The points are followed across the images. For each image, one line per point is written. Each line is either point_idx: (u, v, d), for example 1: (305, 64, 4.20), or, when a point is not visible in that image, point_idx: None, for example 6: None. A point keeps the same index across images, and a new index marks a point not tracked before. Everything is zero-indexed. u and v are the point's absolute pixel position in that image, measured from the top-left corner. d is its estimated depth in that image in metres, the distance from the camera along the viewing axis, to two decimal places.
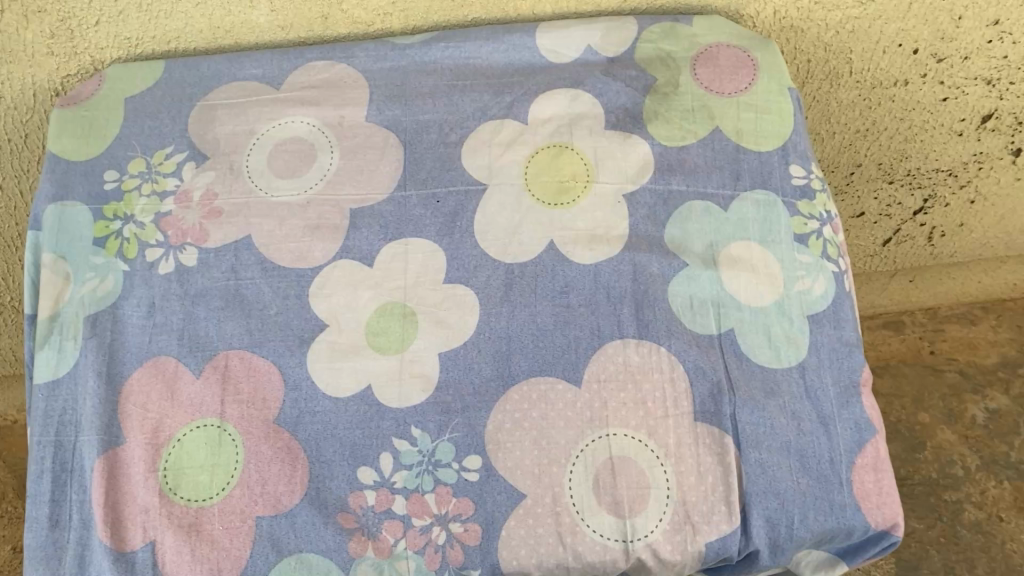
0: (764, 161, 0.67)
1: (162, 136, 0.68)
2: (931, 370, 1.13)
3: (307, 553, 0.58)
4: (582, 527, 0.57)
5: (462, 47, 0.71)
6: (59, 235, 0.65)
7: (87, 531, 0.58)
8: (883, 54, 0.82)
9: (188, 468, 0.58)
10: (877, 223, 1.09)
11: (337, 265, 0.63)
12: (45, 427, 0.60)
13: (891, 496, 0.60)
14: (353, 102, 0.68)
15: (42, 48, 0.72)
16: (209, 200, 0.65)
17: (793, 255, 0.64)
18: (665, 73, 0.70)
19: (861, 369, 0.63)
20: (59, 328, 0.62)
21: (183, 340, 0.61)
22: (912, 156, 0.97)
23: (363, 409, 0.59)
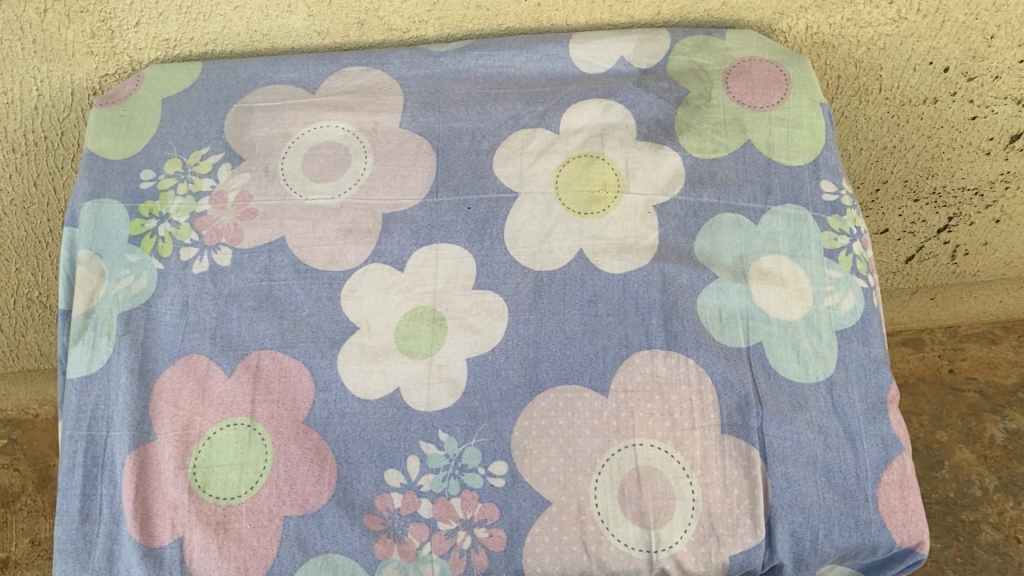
0: (795, 175, 0.67)
1: (199, 136, 0.68)
2: (951, 390, 1.12)
3: (333, 555, 0.58)
4: (606, 536, 0.58)
5: (496, 56, 0.72)
6: (95, 232, 0.65)
7: (116, 526, 0.59)
8: (914, 71, 0.82)
9: (217, 466, 0.59)
10: (900, 240, 1.08)
11: (368, 268, 0.64)
12: (77, 421, 0.61)
13: (917, 514, 0.60)
14: (387, 108, 0.69)
15: (82, 48, 0.73)
16: (244, 201, 0.66)
17: (823, 270, 0.64)
18: (698, 85, 0.70)
19: (889, 386, 0.63)
20: (94, 324, 0.63)
21: (215, 339, 0.62)
22: (939, 175, 0.97)
23: (392, 412, 0.60)
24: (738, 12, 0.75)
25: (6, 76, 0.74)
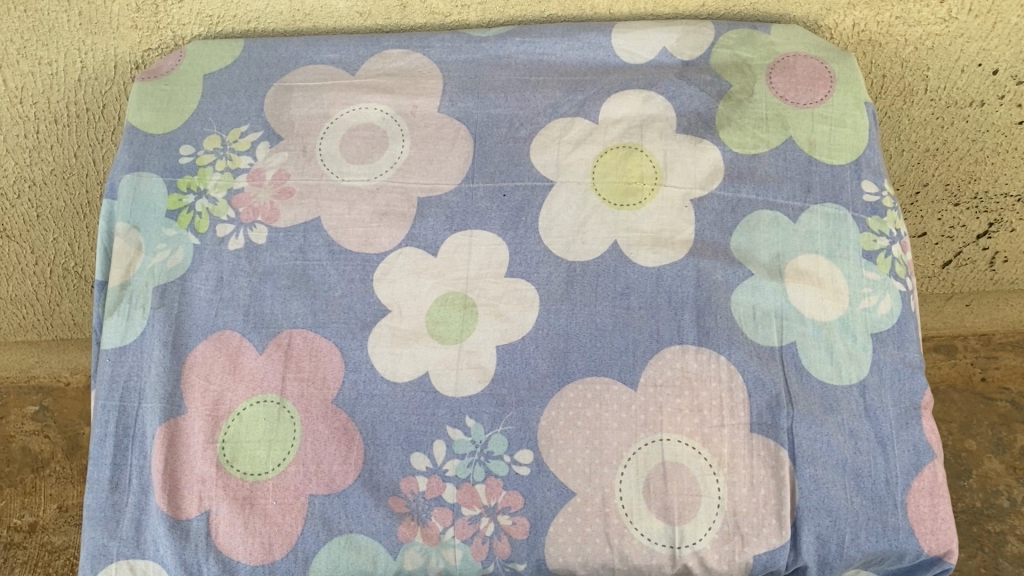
0: (836, 174, 0.66)
1: (238, 113, 0.69)
2: (983, 399, 1.10)
3: (357, 535, 0.58)
4: (630, 529, 0.57)
5: (538, 42, 0.71)
6: (133, 205, 0.66)
7: (145, 496, 0.60)
8: (962, 72, 0.80)
9: (246, 442, 0.59)
10: (938, 245, 1.06)
11: (402, 252, 0.64)
12: (110, 392, 0.62)
13: (947, 522, 0.59)
14: (426, 92, 0.69)
15: (127, 22, 0.73)
16: (281, 179, 0.66)
17: (860, 272, 0.63)
18: (741, 80, 0.69)
19: (923, 391, 0.62)
20: (129, 297, 0.64)
21: (248, 316, 0.62)
22: (982, 179, 0.95)
23: (420, 397, 0.60)
24: (784, 7, 0.74)
25: (52, 47, 0.75)
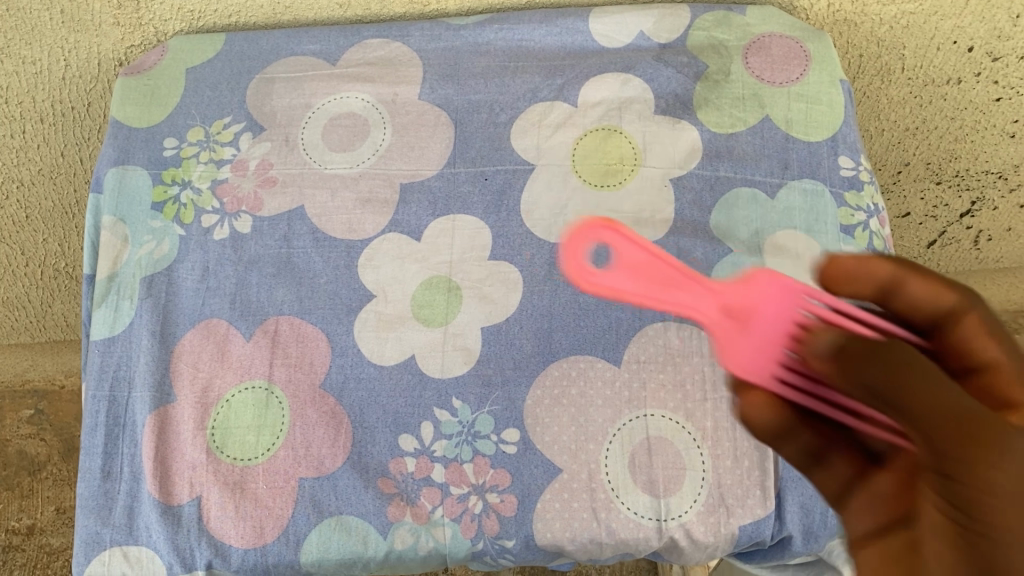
0: (813, 151, 0.67)
1: (221, 106, 0.69)
2: None
3: (347, 516, 0.59)
4: (617, 503, 0.58)
5: (516, 29, 0.72)
6: (119, 198, 0.67)
7: (136, 484, 0.60)
8: (937, 50, 0.80)
9: (235, 428, 0.60)
10: (922, 224, 1.00)
11: (385, 238, 0.64)
12: (100, 382, 0.63)
13: None
14: (407, 80, 0.70)
15: (109, 18, 0.74)
16: (264, 169, 0.67)
17: (839, 246, 0.64)
18: (717, 61, 0.70)
19: None
20: (117, 288, 0.64)
21: (234, 305, 0.63)
22: (962, 157, 0.91)
23: (407, 378, 0.61)
24: None
25: (35, 46, 0.75)
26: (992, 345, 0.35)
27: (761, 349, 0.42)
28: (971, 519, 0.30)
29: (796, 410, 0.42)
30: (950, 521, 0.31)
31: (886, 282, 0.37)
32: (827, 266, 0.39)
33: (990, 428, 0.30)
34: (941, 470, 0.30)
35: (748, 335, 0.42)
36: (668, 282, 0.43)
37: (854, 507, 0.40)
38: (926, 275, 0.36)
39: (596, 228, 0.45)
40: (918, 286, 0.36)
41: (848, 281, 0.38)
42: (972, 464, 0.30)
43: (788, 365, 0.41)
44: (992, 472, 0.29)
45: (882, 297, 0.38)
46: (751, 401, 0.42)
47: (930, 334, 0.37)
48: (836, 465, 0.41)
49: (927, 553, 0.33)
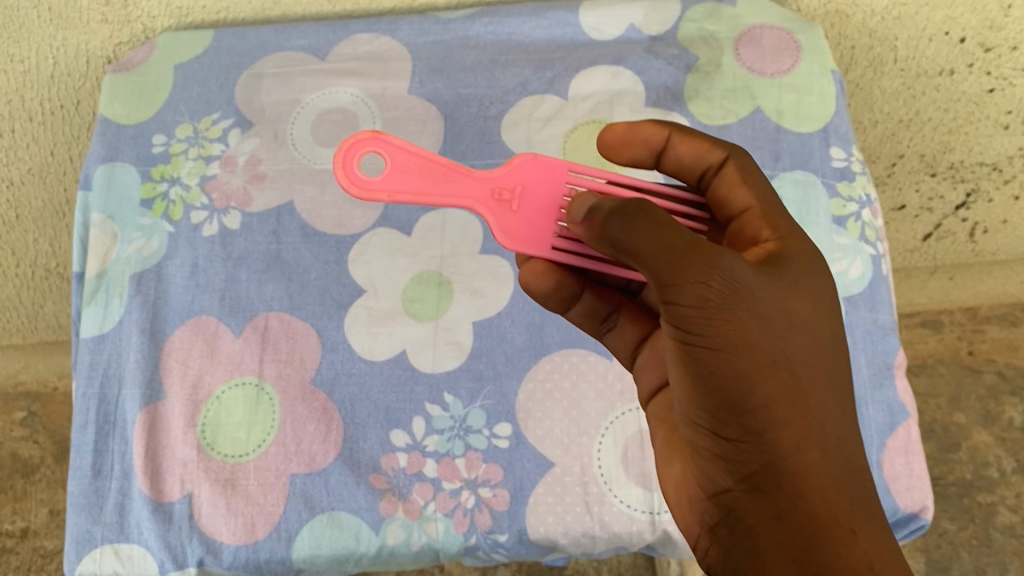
0: (805, 142, 0.67)
1: (210, 102, 0.69)
2: (969, 371, 1.03)
3: (339, 512, 0.58)
4: (609, 497, 0.58)
5: (506, 22, 0.71)
6: (107, 196, 0.66)
7: (127, 481, 0.60)
8: (929, 42, 0.79)
9: (226, 425, 0.60)
10: (918, 217, 0.97)
11: (376, 233, 0.64)
12: (90, 379, 0.62)
13: (922, 481, 0.60)
14: (396, 74, 0.69)
15: (97, 16, 0.73)
16: (253, 165, 0.66)
17: (831, 237, 0.64)
18: (708, 52, 0.69)
19: (895, 352, 0.63)
20: (106, 286, 0.64)
21: (224, 301, 0.63)
22: (956, 149, 0.88)
23: (397, 373, 0.61)
24: None
25: (23, 44, 0.74)
26: (747, 196, 0.46)
27: (522, 219, 0.47)
28: (691, 332, 0.38)
29: (589, 282, 0.52)
30: (677, 339, 0.38)
31: (654, 144, 0.50)
32: (607, 138, 0.52)
33: (702, 255, 0.37)
34: (663, 295, 0.37)
35: (516, 215, 0.47)
36: (440, 177, 0.46)
37: (642, 363, 0.52)
38: (691, 137, 0.49)
39: (366, 143, 0.45)
40: (682, 144, 0.49)
41: (630, 145, 0.51)
42: (686, 285, 0.37)
43: (559, 235, 0.47)
44: (700, 289, 0.37)
45: (656, 156, 0.51)
46: (530, 267, 0.50)
47: (699, 183, 0.50)
48: (624, 327, 0.53)
49: (671, 369, 0.40)
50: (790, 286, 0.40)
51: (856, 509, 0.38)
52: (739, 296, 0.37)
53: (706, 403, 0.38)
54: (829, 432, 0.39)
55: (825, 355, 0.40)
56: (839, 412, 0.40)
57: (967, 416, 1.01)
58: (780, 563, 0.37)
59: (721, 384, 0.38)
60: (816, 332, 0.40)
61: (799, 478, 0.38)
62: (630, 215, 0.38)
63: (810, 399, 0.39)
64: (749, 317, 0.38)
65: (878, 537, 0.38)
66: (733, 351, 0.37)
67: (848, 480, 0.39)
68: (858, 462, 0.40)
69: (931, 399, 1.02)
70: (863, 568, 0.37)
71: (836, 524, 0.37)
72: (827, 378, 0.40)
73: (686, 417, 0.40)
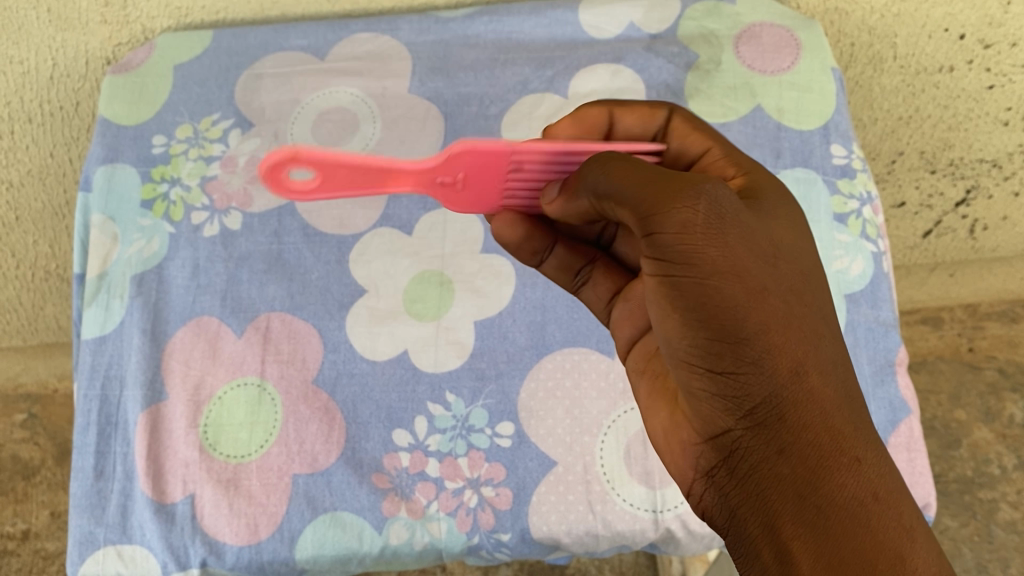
0: (805, 140, 0.67)
1: (209, 102, 0.69)
2: (969, 368, 1.03)
3: (341, 512, 0.58)
4: (612, 495, 0.58)
5: (506, 21, 0.71)
6: (108, 197, 0.66)
7: (129, 482, 0.60)
8: (929, 38, 0.79)
9: (229, 425, 0.60)
10: (917, 215, 0.97)
11: (377, 233, 0.64)
12: (91, 380, 0.62)
13: (924, 476, 0.60)
14: (396, 74, 0.69)
15: (96, 16, 0.73)
16: (254, 165, 0.67)
17: (832, 234, 0.64)
18: (708, 50, 0.69)
19: (897, 349, 0.63)
20: (107, 287, 0.64)
21: (225, 301, 0.63)
22: (956, 145, 0.89)
23: (399, 373, 0.61)
24: None
25: (23, 46, 0.73)
26: (702, 140, 0.49)
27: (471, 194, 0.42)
28: (678, 263, 0.37)
29: (561, 237, 0.53)
30: (665, 273, 0.38)
31: (599, 125, 0.51)
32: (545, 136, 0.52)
33: (684, 187, 0.37)
34: (647, 229, 0.38)
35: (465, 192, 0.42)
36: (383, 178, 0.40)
37: (617, 317, 0.51)
38: (632, 107, 0.51)
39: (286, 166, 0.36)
40: (627, 116, 0.51)
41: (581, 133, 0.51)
42: (670, 214, 0.37)
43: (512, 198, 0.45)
44: (686, 217, 0.37)
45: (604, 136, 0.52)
46: (499, 221, 0.49)
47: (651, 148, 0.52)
48: (598, 281, 0.53)
49: (654, 309, 0.39)
50: (767, 219, 0.41)
51: (859, 436, 0.37)
52: (726, 223, 0.37)
53: (699, 339, 0.37)
54: (825, 358, 0.38)
55: (809, 282, 0.40)
56: (831, 338, 0.39)
57: (968, 412, 1.01)
58: (785, 500, 0.36)
59: (719, 314, 0.37)
60: (799, 260, 0.40)
61: (801, 408, 0.37)
62: (607, 163, 0.40)
63: (804, 323, 0.38)
64: (738, 245, 0.37)
65: (880, 464, 0.37)
66: (725, 281, 0.37)
67: (848, 407, 0.38)
68: (854, 390, 0.39)
69: (931, 395, 1.02)
70: (868, 496, 0.36)
71: (841, 452, 0.37)
72: (814, 304, 0.39)
73: (675, 358, 0.39)
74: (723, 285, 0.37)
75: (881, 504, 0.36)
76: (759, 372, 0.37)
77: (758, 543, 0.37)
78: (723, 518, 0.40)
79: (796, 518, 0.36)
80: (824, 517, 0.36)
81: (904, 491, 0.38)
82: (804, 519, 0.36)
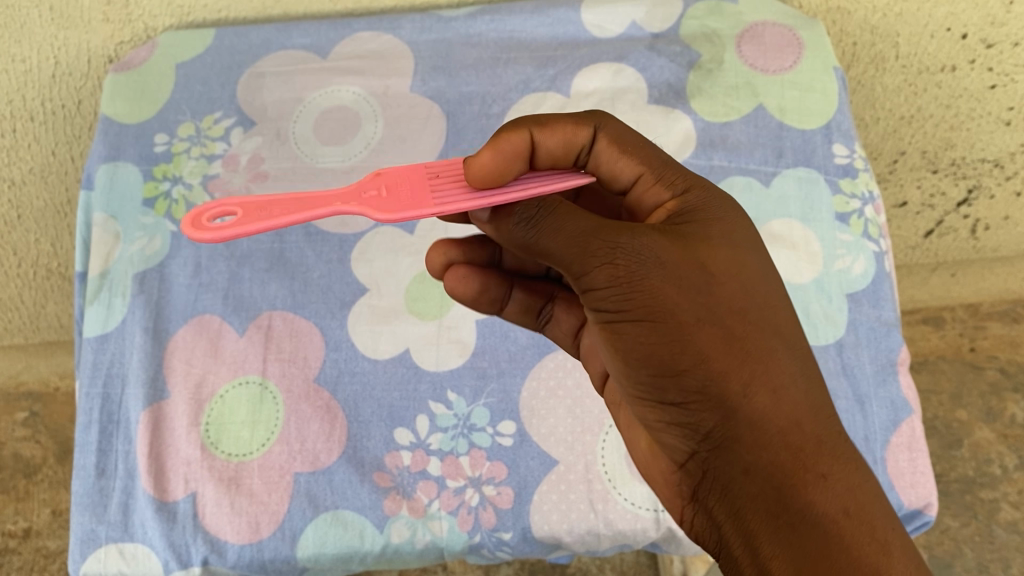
0: (807, 139, 0.67)
1: (212, 101, 0.69)
2: (971, 368, 1.03)
3: (342, 511, 0.58)
4: (613, 494, 0.58)
5: (508, 20, 0.71)
6: (110, 195, 0.66)
7: (131, 481, 0.60)
8: (931, 38, 0.79)
9: (231, 423, 0.60)
10: (919, 214, 0.97)
11: (379, 231, 0.65)
12: (93, 379, 0.62)
13: (926, 476, 0.60)
14: (398, 73, 0.69)
15: (98, 14, 0.73)
16: (256, 164, 0.67)
17: (833, 234, 0.64)
18: (710, 49, 0.69)
19: (899, 349, 0.63)
20: (109, 285, 0.64)
21: (227, 300, 0.63)
22: (958, 145, 0.88)
23: (401, 372, 0.61)
24: None
25: (25, 44, 0.74)
26: (633, 164, 0.46)
27: (401, 195, 0.41)
28: (613, 312, 0.39)
29: (518, 281, 0.57)
30: (607, 321, 0.39)
31: (525, 150, 0.43)
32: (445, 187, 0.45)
33: (605, 237, 0.38)
34: (581, 284, 0.39)
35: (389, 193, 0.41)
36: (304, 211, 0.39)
37: (586, 349, 0.53)
38: (553, 127, 0.45)
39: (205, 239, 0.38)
40: (548, 138, 0.45)
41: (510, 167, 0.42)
42: (595, 268, 0.38)
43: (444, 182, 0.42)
44: (608, 270, 0.38)
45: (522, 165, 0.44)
46: (452, 275, 0.55)
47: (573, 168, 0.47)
48: (561, 317, 0.56)
49: (607, 351, 0.41)
50: (700, 242, 0.40)
51: (824, 451, 0.37)
52: (648, 266, 0.38)
53: (644, 379, 0.39)
54: (780, 376, 0.38)
55: (755, 298, 0.40)
56: (785, 351, 0.39)
57: (969, 412, 1.01)
58: (758, 519, 0.37)
59: (658, 355, 0.38)
60: (738, 279, 0.40)
61: (758, 430, 0.37)
62: (533, 218, 0.40)
63: (749, 346, 0.38)
64: (664, 284, 0.38)
65: (851, 476, 0.37)
66: (657, 321, 0.38)
67: (810, 420, 0.38)
68: (818, 401, 0.39)
69: (933, 395, 1.02)
70: (840, 512, 0.36)
71: (805, 470, 0.37)
72: (762, 320, 0.39)
73: (631, 399, 0.41)
74: (656, 328, 0.38)
75: (853, 519, 0.36)
76: (706, 406, 0.38)
77: (741, 564, 0.38)
78: (702, 540, 0.41)
79: (772, 538, 0.36)
80: (798, 535, 0.36)
81: (880, 502, 0.37)
82: (779, 539, 0.36)
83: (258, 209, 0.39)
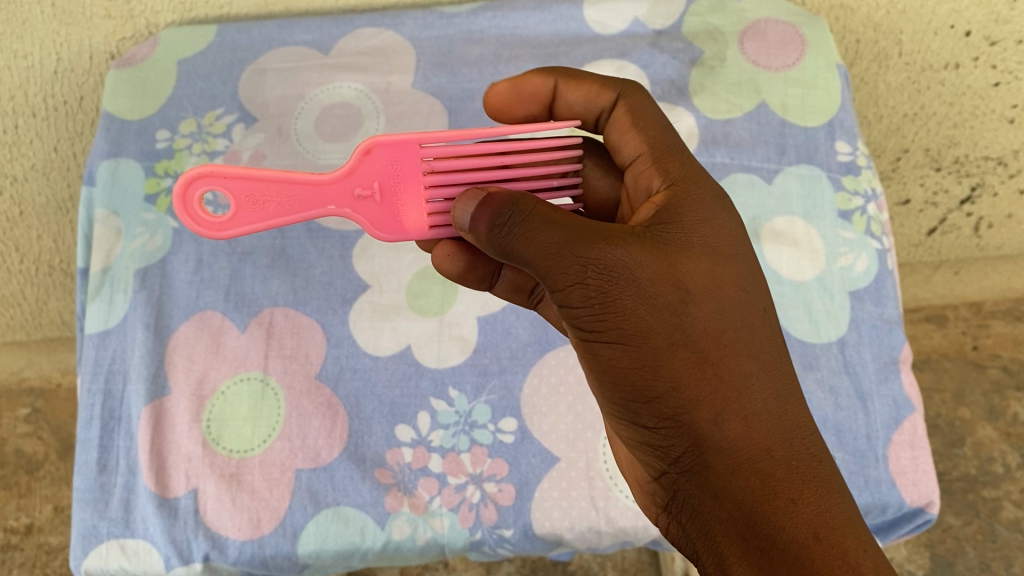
0: (810, 136, 0.66)
1: (213, 97, 0.69)
2: (974, 366, 1.02)
3: (344, 507, 0.58)
4: (614, 492, 0.58)
5: (510, 17, 0.71)
6: (112, 191, 0.66)
7: (133, 477, 0.60)
8: (935, 35, 0.79)
9: (232, 419, 0.60)
10: (922, 212, 0.96)
11: None
12: (95, 375, 0.62)
13: (929, 474, 0.60)
14: (400, 69, 0.69)
15: (100, 11, 0.73)
16: (258, 160, 0.67)
17: (836, 231, 0.64)
18: (713, 46, 0.69)
19: (901, 346, 0.63)
20: (110, 281, 0.64)
21: (228, 296, 0.63)
22: (962, 143, 0.88)
23: (403, 368, 0.61)
24: None
25: (26, 39, 0.73)
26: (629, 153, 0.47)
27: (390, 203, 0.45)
28: (587, 330, 0.39)
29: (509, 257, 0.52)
30: (582, 339, 0.40)
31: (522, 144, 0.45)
32: (490, 102, 0.51)
33: (577, 254, 0.38)
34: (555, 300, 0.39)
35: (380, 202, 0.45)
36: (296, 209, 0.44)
37: None
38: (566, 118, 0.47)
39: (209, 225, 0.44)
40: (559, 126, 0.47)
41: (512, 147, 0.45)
42: (568, 289, 0.38)
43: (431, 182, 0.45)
44: (580, 290, 0.38)
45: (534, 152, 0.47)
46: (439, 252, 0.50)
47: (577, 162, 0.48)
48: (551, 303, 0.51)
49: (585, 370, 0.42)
50: (677, 258, 0.40)
51: (793, 477, 0.39)
52: (622, 285, 0.38)
53: (618, 401, 0.40)
54: (753, 402, 0.39)
55: (731, 317, 0.40)
56: (760, 374, 0.40)
57: (972, 411, 1.00)
58: (729, 540, 0.38)
59: (631, 379, 0.39)
60: (715, 296, 0.40)
61: (728, 456, 0.38)
62: (507, 225, 0.39)
63: (723, 372, 0.39)
64: (636, 305, 0.39)
65: (820, 502, 0.38)
66: (630, 343, 0.39)
67: (782, 445, 0.39)
68: (794, 421, 0.40)
69: (936, 394, 1.02)
70: (810, 537, 0.38)
71: (774, 495, 0.38)
72: (737, 342, 0.40)
73: (607, 414, 0.42)
74: (629, 352, 0.39)
75: (824, 544, 0.37)
76: (677, 429, 0.39)
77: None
78: (676, 544, 0.43)
79: (743, 558, 0.38)
80: (768, 559, 0.37)
81: (852, 524, 0.39)
82: (751, 562, 0.38)
83: (258, 199, 0.43)
